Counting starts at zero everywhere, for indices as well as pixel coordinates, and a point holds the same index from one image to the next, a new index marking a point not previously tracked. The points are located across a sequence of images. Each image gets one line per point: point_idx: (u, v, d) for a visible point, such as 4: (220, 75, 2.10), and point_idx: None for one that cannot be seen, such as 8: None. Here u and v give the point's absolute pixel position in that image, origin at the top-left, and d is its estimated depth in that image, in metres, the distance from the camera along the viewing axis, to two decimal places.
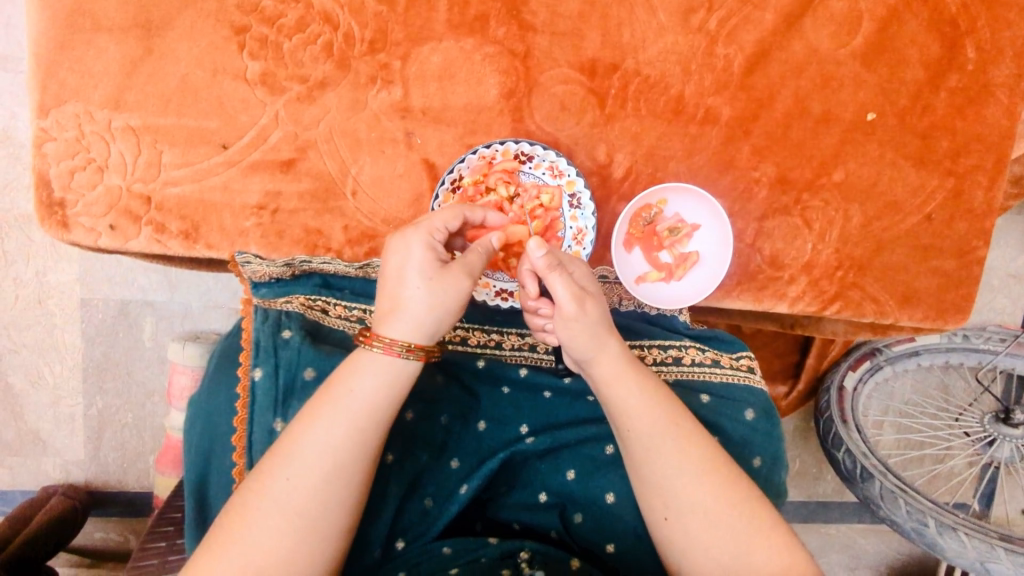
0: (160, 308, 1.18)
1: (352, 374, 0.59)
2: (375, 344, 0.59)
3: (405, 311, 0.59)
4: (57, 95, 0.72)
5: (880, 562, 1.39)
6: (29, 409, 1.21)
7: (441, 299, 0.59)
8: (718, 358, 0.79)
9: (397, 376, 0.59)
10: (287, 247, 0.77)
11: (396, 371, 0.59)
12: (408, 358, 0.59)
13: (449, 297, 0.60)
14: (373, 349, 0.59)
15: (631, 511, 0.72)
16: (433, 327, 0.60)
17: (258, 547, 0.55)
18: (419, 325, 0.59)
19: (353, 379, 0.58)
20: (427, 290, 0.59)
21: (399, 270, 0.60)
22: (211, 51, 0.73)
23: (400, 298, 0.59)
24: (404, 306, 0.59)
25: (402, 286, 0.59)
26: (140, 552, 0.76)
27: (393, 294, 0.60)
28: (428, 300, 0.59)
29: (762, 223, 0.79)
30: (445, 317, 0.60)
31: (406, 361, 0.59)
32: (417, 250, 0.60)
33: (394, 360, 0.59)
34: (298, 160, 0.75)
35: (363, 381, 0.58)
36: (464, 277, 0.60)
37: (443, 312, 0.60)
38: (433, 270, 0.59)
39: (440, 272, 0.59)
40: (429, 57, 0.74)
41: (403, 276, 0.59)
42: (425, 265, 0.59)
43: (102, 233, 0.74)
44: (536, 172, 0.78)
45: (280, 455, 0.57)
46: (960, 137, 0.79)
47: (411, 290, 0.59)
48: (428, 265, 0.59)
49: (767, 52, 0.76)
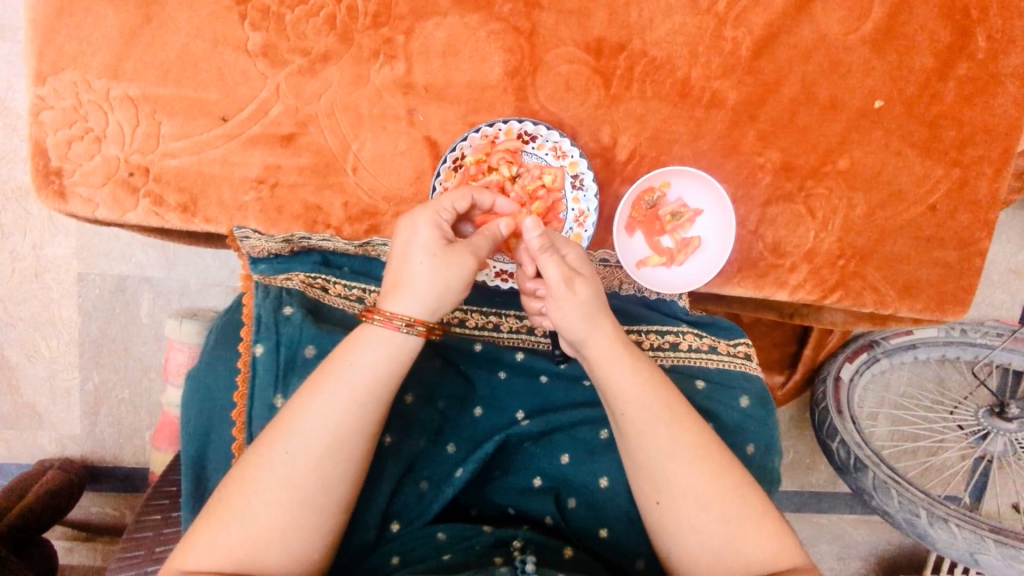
0: (158, 284, 1.18)
1: (353, 348, 0.59)
2: (374, 318, 0.59)
3: (406, 286, 0.59)
4: (54, 62, 0.71)
5: (870, 552, 1.40)
6: (26, 383, 1.20)
7: (444, 277, 0.59)
8: (715, 345, 0.79)
9: (400, 353, 0.59)
10: (286, 223, 0.76)
11: (399, 346, 0.59)
12: (409, 333, 0.58)
13: (452, 275, 0.59)
14: (373, 323, 0.59)
15: (622, 493, 0.73)
16: (435, 305, 0.59)
17: (257, 520, 0.55)
18: (421, 301, 0.59)
19: (354, 353, 0.58)
20: (431, 266, 0.59)
21: (405, 247, 0.60)
22: (212, 21, 0.72)
23: (405, 273, 0.59)
24: (406, 282, 0.59)
25: (408, 264, 0.59)
26: (136, 524, 0.77)
27: (398, 271, 0.60)
28: (432, 277, 0.59)
29: (765, 210, 0.78)
30: (447, 296, 0.60)
31: (407, 336, 0.59)
32: (423, 228, 0.60)
33: (393, 333, 0.58)
34: (298, 135, 0.74)
35: (365, 355, 0.58)
36: (467, 256, 0.60)
37: (446, 290, 0.59)
38: (439, 248, 0.59)
39: (446, 250, 0.59)
40: (433, 32, 0.73)
41: (408, 253, 0.60)
42: (430, 242, 0.60)
43: (99, 203, 0.73)
44: (539, 152, 0.78)
45: (280, 428, 0.57)
46: (967, 127, 0.78)
47: (416, 266, 0.59)
48: (433, 243, 0.59)
49: (776, 35, 0.75)
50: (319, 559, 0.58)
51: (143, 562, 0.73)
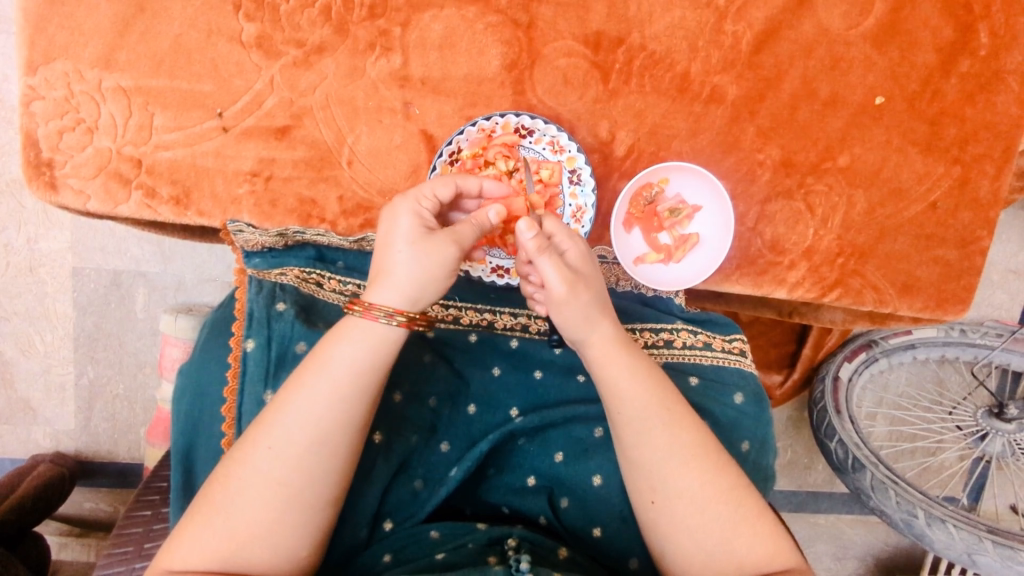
0: (153, 279, 1.17)
1: (336, 340, 0.58)
2: (355, 310, 0.58)
3: (390, 276, 0.58)
4: (45, 52, 0.70)
5: (868, 553, 1.39)
6: (20, 378, 1.19)
7: (424, 265, 0.58)
8: (710, 341, 0.78)
9: (380, 343, 0.58)
10: (280, 216, 0.75)
11: (381, 339, 0.58)
12: (390, 324, 0.58)
13: (433, 263, 0.58)
14: (354, 314, 0.58)
15: (617, 492, 0.72)
16: (416, 295, 0.58)
17: (241, 518, 0.54)
18: (402, 291, 0.58)
19: (336, 346, 0.57)
20: (410, 255, 0.57)
21: (387, 237, 0.59)
22: (207, 12, 0.71)
23: (386, 264, 0.58)
24: (390, 272, 0.58)
25: (388, 253, 0.58)
26: (125, 521, 0.76)
27: (380, 262, 0.59)
28: (411, 266, 0.57)
29: (765, 207, 0.77)
30: (430, 285, 0.59)
31: (388, 327, 0.58)
32: (403, 217, 0.59)
33: (374, 324, 0.57)
34: (293, 127, 0.73)
35: (348, 350, 0.57)
36: (449, 244, 0.58)
37: (427, 280, 0.58)
38: (418, 236, 0.58)
39: (425, 238, 0.58)
40: (430, 25, 0.72)
41: (389, 243, 0.59)
42: (410, 231, 0.58)
43: (91, 196, 0.72)
44: (536, 146, 0.77)
45: (264, 424, 0.56)
46: (969, 125, 0.78)
47: (395, 255, 0.58)
48: (413, 232, 0.58)
49: (777, 30, 0.75)
50: (307, 555, 0.58)
51: (131, 558, 0.72)
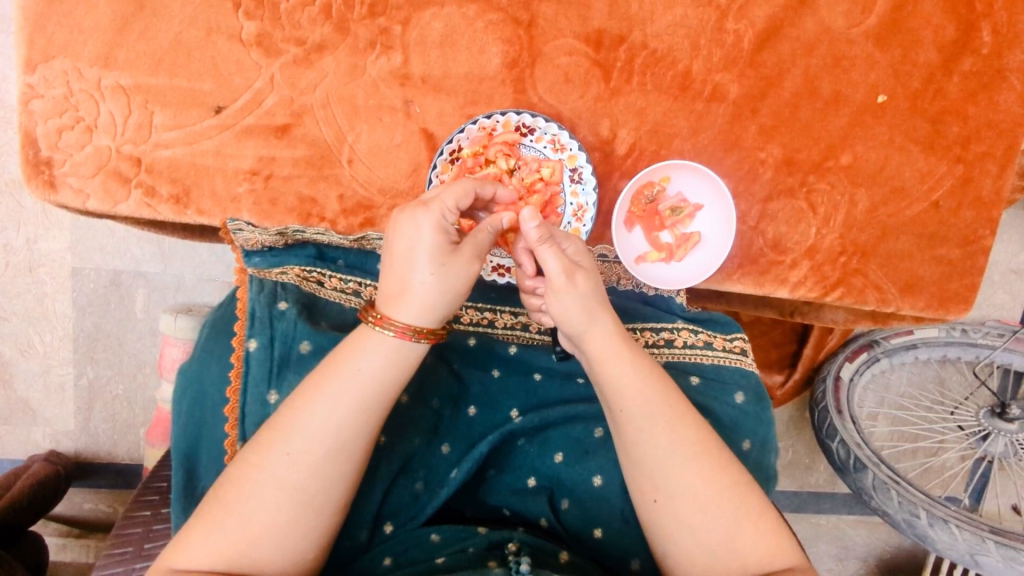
0: (153, 279, 1.17)
1: (357, 351, 0.57)
2: (386, 327, 0.57)
3: (422, 295, 0.57)
4: (43, 50, 0.69)
5: (869, 554, 1.39)
6: (18, 378, 1.19)
7: (454, 282, 0.58)
8: (711, 341, 0.78)
9: (405, 358, 0.58)
10: (280, 216, 0.74)
11: (407, 353, 0.58)
12: (419, 341, 0.58)
13: (461, 279, 0.58)
14: (385, 332, 0.57)
15: (619, 494, 0.71)
16: (446, 310, 0.59)
17: (252, 520, 0.54)
18: (433, 309, 0.58)
19: (359, 357, 0.57)
20: (440, 274, 0.57)
21: (411, 253, 0.57)
22: (206, 9, 0.70)
23: (415, 282, 0.57)
24: (420, 290, 0.57)
25: (416, 271, 0.57)
26: (125, 520, 0.75)
27: (403, 277, 0.58)
28: (443, 285, 0.57)
29: (767, 205, 0.77)
30: (458, 299, 0.59)
31: (418, 344, 0.58)
32: (428, 232, 0.57)
33: (406, 343, 0.57)
34: (293, 126, 0.73)
35: (370, 361, 0.57)
36: (473, 259, 0.59)
37: (455, 296, 0.59)
38: (446, 254, 0.57)
39: (453, 255, 0.58)
40: (430, 23, 0.72)
41: (416, 260, 0.57)
42: (437, 248, 0.57)
43: (90, 194, 0.72)
44: (537, 145, 0.77)
45: (281, 430, 0.56)
46: (971, 123, 0.77)
47: (425, 274, 0.57)
48: (440, 249, 0.57)
49: (779, 28, 0.74)
50: (313, 557, 0.57)
51: (131, 558, 0.72)
